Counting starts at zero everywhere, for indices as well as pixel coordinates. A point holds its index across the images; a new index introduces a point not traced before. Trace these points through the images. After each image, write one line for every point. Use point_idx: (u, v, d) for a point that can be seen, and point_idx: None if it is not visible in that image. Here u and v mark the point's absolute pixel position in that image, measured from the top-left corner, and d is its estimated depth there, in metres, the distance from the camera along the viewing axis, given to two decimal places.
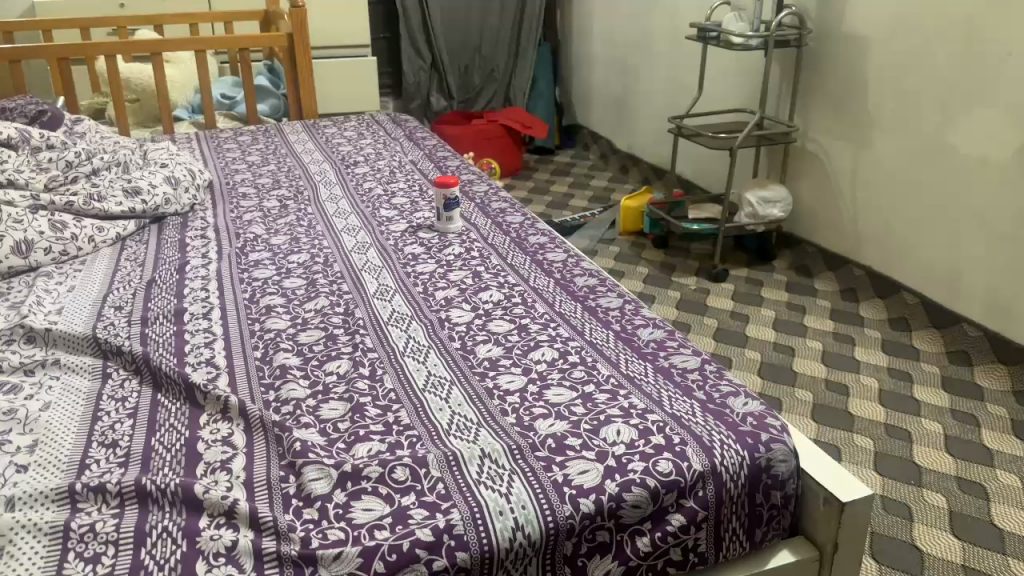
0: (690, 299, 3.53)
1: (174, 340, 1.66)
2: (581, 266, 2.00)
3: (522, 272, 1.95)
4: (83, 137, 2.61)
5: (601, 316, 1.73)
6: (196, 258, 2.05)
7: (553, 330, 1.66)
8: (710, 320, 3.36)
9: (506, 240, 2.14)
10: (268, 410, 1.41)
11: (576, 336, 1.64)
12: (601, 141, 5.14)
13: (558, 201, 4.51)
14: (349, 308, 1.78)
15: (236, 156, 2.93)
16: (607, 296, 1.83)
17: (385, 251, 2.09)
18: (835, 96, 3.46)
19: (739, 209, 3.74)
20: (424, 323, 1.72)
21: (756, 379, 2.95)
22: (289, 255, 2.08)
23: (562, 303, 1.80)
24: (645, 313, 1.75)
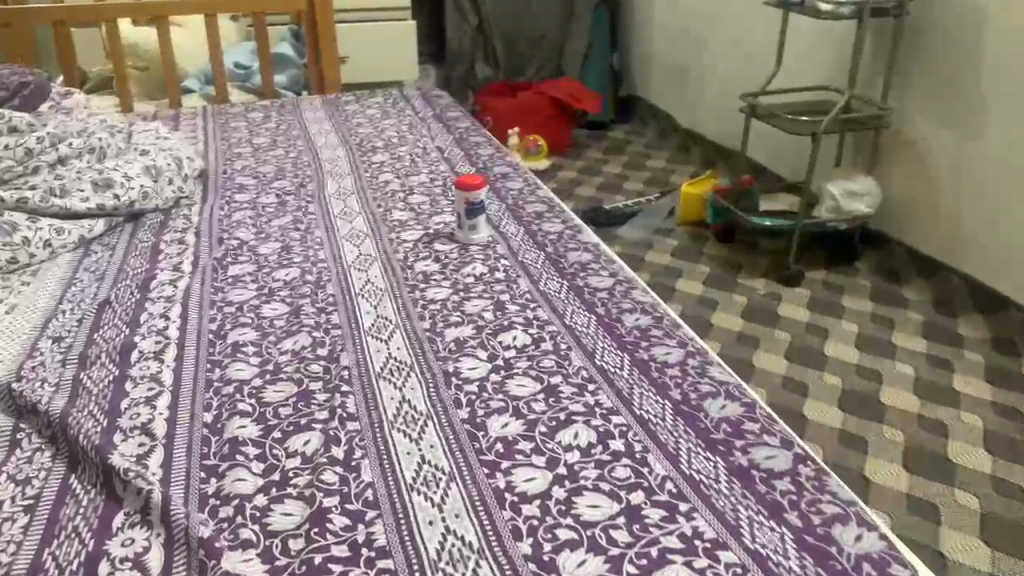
0: (759, 306, 3.07)
1: (112, 391, 1.30)
2: (631, 296, 1.58)
3: (557, 303, 1.55)
4: (64, 115, 2.28)
5: (655, 376, 1.33)
6: (166, 271, 1.70)
7: (591, 400, 1.26)
8: (783, 333, 2.91)
9: (540, 257, 1.74)
10: (203, 517, 1.06)
11: (623, 409, 1.24)
12: (660, 117, 4.65)
13: (611, 184, 4.06)
14: (336, 352, 1.42)
15: (242, 137, 2.57)
16: (664, 343, 1.42)
17: (392, 269, 1.71)
18: (939, 72, 2.91)
19: (818, 203, 3.24)
20: (427, 379, 1.34)
21: (834, 413, 2.50)
22: (276, 269, 1.71)
23: (606, 353, 1.39)
24: (716, 374, 1.33)
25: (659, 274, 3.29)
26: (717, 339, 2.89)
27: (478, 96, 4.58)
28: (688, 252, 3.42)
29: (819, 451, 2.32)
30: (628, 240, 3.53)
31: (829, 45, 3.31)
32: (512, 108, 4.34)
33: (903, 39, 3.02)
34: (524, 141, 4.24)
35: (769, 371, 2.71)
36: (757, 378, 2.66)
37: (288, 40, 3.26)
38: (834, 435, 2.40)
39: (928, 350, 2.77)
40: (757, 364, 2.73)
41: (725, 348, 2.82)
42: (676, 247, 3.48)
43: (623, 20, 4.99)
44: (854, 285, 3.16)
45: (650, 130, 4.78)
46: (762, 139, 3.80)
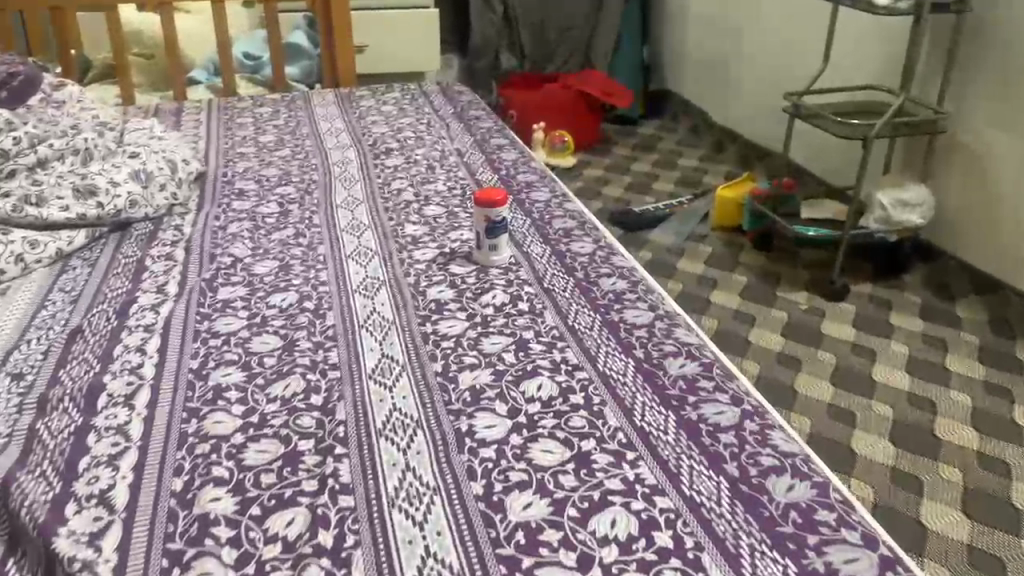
0: (800, 324, 2.94)
1: (60, 390, 1.27)
2: (610, 262, 1.66)
3: (542, 270, 1.62)
4: (56, 108, 2.29)
5: (629, 343, 1.42)
6: (150, 256, 1.69)
7: (558, 358, 1.36)
8: (824, 352, 2.77)
9: (525, 225, 1.82)
10: (170, 536, 1.03)
11: (587, 366, 1.35)
12: (696, 113, 4.65)
13: (642, 183, 4.08)
14: (328, 308, 1.52)
15: (244, 113, 2.67)
16: (623, 308, 1.51)
17: (384, 234, 1.78)
18: (998, 78, 2.80)
19: (866, 211, 3.18)
20: (406, 331, 1.45)
21: (883, 447, 2.33)
22: (274, 231, 1.80)
23: (579, 316, 1.48)
24: (681, 337, 1.43)
25: (695, 288, 3.19)
26: (756, 360, 2.74)
27: (501, 91, 4.57)
28: (723, 260, 3.38)
29: (867, 495, 2.16)
30: (659, 245, 3.51)
31: (871, 41, 3.23)
32: (539, 104, 4.37)
33: (961, 41, 2.92)
34: (550, 135, 4.29)
35: (812, 397, 2.56)
36: (798, 405, 2.51)
37: (300, 30, 3.28)
38: (884, 471, 2.24)
39: (983, 377, 2.62)
40: (798, 390, 2.58)
41: (762, 369, 2.68)
42: (710, 255, 3.43)
43: (654, 11, 4.98)
44: (901, 299, 3.06)
45: (682, 125, 4.78)
46: (801, 138, 3.76)
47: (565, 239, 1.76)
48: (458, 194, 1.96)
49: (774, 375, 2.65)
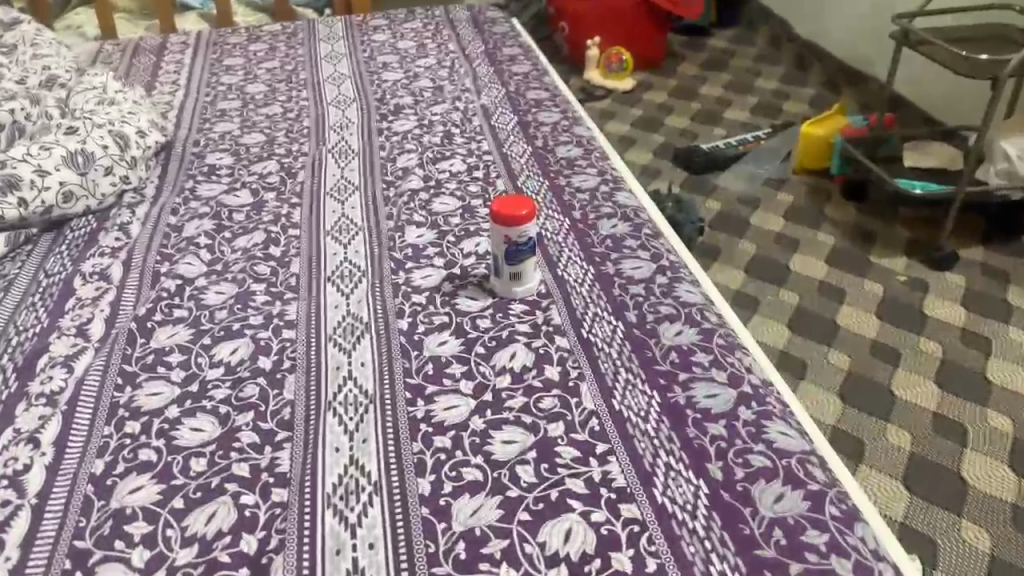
0: (899, 303, 2.46)
1: None
2: (675, 292, 1.21)
3: (580, 305, 1.19)
4: (10, 51, 1.92)
5: (706, 444, 0.96)
6: (80, 268, 1.33)
7: (600, 481, 0.92)
8: (930, 344, 2.30)
9: (563, 224, 1.38)
10: None
11: (639, 493, 0.90)
12: (775, 25, 4.01)
13: (710, 111, 3.53)
14: (285, 367, 1.10)
15: (236, 49, 2.25)
16: (692, 374, 1.07)
17: (379, 242, 1.36)
18: None
19: (987, 161, 2.62)
20: (385, 418, 1.01)
21: (1007, 476, 1.92)
22: (235, 233, 1.40)
23: (635, 399, 1.03)
24: (777, 432, 0.98)
25: (774, 249, 2.72)
26: (847, 350, 2.31)
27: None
28: (805, 213, 2.87)
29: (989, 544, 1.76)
30: (732, 195, 2.99)
31: None
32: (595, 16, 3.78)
33: None
34: (607, 56, 3.72)
35: (915, 403, 2.12)
36: (900, 415, 2.08)
37: None
38: (1005, 510, 1.83)
39: None
40: (899, 393, 2.15)
41: (856, 365, 2.24)
42: (794, 207, 2.91)
43: None
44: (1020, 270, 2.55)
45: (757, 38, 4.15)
46: (906, 64, 3.14)
47: (617, 248, 1.31)
48: (479, 176, 1.53)
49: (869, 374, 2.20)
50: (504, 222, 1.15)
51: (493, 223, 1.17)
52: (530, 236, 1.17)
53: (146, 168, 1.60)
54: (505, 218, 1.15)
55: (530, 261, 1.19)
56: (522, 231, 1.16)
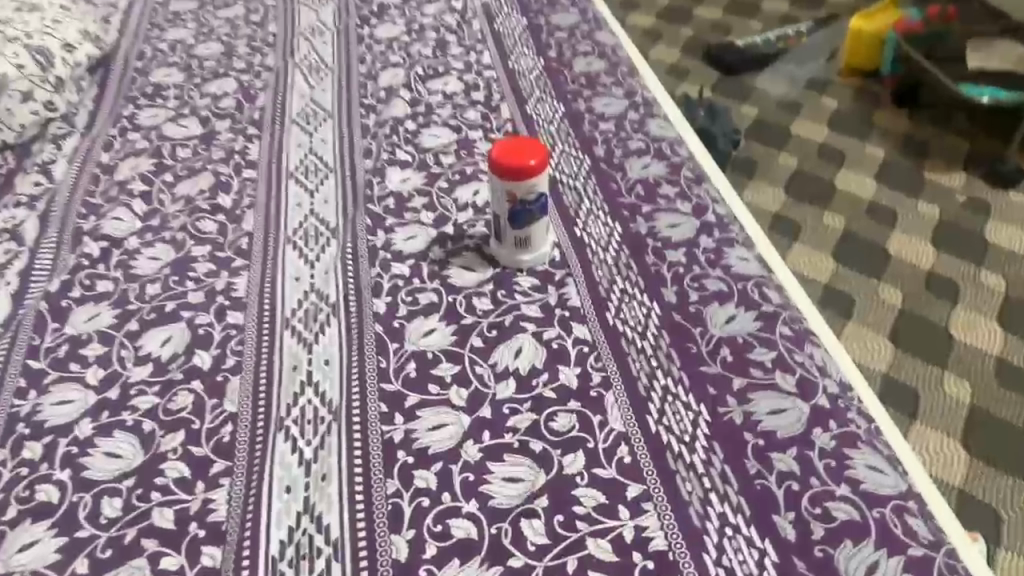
0: (963, 221, 1.96)
1: None
2: (726, 261, 0.96)
3: (605, 279, 0.94)
4: None
5: (771, 488, 0.74)
6: None
7: (632, 543, 0.70)
8: (1000, 277, 1.80)
9: (583, 164, 1.10)
10: None
11: (683, 563, 0.68)
12: None
13: None
14: (227, 367, 0.87)
15: None
16: (749, 380, 0.83)
17: (353, 189, 1.09)
18: None
19: None
20: (353, 445, 0.79)
21: None
22: (178, 176, 1.14)
23: (677, 419, 0.79)
24: (863, 469, 0.75)
25: (810, 154, 2.21)
26: (892, 280, 1.82)
27: None
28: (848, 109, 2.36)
29: None
30: (768, 99, 2.42)
31: None
32: None
33: None
34: None
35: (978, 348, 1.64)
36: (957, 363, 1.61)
37: None
38: None
39: None
40: (957, 335, 1.67)
41: (905, 300, 1.76)
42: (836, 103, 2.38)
43: None
44: None
45: None
46: None
47: (650, 199, 1.04)
48: (479, 98, 1.25)
49: (926, 310, 1.74)
50: (509, 177, 0.88)
51: (495, 178, 0.90)
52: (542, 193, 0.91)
53: (74, 90, 1.31)
54: (510, 172, 0.88)
55: (543, 224, 0.93)
56: (533, 188, 0.89)
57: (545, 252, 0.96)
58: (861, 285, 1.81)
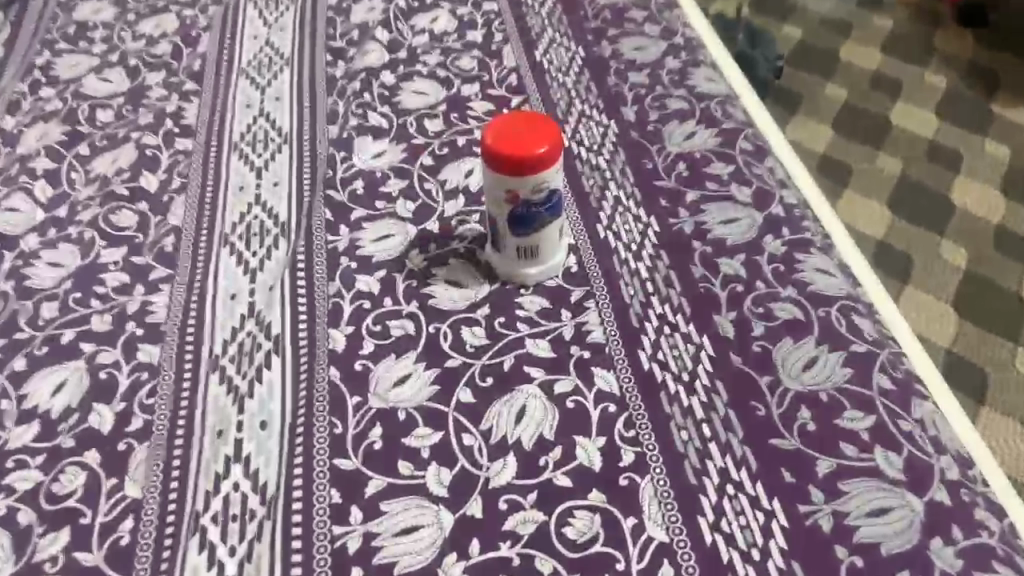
0: None
1: None
2: (801, 274, 0.71)
3: (638, 301, 0.70)
4: None
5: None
6: None
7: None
8: None
9: (608, 132, 0.85)
10: None
11: None
12: None
13: None
14: (132, 430, 0.65)
15: None
16: (840, 462, 0.60)
17: (310, 165, 0.84)
18: None
19: None
20: (290, 555, 0.57)
21: None
22: (95, 149, 0.90)
23: (741, 521, 0.57)
24: None
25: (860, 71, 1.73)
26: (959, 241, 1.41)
27: None
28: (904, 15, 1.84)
29: None
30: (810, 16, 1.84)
31: None
32: None
33: None
34: None
35: None
36: None
37: None
38: None
39: None
40: None
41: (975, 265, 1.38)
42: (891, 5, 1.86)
43: None
44: None
45: None
46: None
47: (696, 183, 0.79)
48: (476, 39, 0.98)
49: (1006, 283, 1.35)
50: (509, 169, 0.64)
51: (488, 170, 0.66)
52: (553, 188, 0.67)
53: None
54: (509, 163, 0.64)
55: (555, 227, 0.70)
56: (541, 183, 0.65)
57: (558, 261, 0.72)
58: (923, 241, 1.42)
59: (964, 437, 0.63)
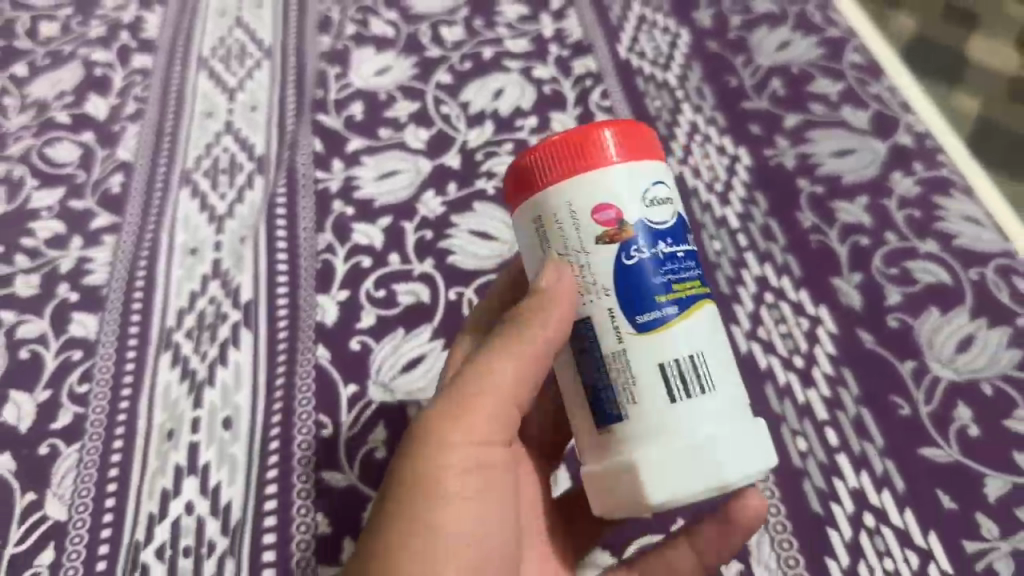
0: None
1: None
2: (944, 223, 0.54)
3: (730, 261, 0.54)
4: None
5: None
6: None
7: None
8: None
9: (678, 42, 0.66)
10: None
11: None
12: None
13: None
14: (59, 428, 0.49)
15: None
16: (1017, 480, 0.44)
17: (296, 82, 0.67)
18: None
19: None
20: None
21: None
22: (34, 69, 0.72)
23: (888, 566, 0.42)
24: None
25: None
26: None
27: None
28: None
29: None
30: None
31: None
32: None
33: None
34: None
35: None
36: None
37: None
38: None
39: None
40: None
41: None
42: None
43: None
44: None
45: None
46: None
47: (796, 105, 0.61)
48: None
49: None
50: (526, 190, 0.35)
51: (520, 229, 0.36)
52: (637, 223, 0.33)
53: None
54: (527, 167, 0.35)
55: (665, 342, 0.33)
56: (597, 197, 0.33)
57: (643, 486, 0.32)
58: None
59: None
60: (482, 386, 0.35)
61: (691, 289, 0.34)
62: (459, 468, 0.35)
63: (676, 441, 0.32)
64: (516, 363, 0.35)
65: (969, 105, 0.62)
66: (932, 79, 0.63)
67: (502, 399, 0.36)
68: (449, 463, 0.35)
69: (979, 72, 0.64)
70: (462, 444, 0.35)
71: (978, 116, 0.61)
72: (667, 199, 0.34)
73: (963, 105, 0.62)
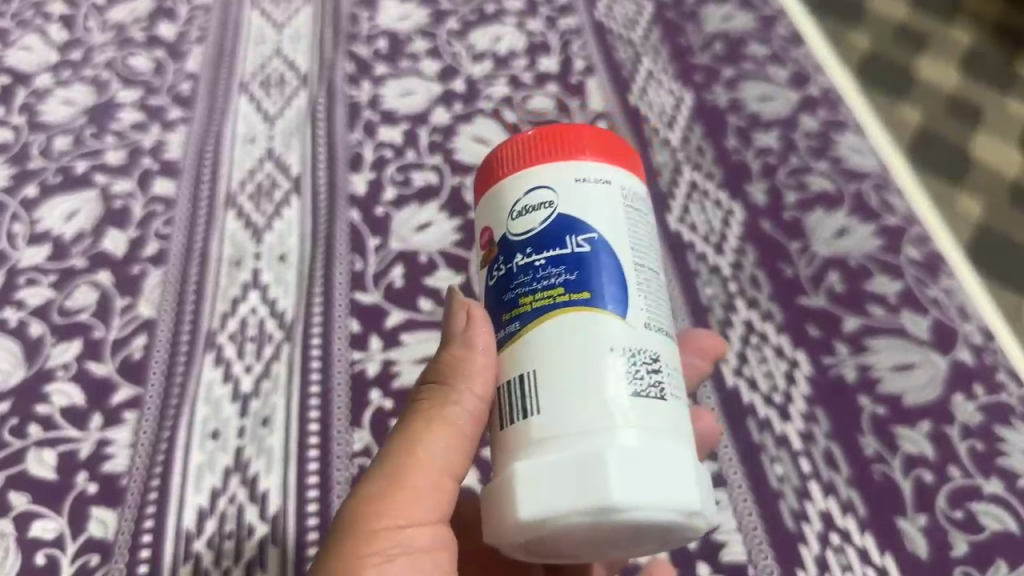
0: None
1: None
2: (835, 151, 0.70)
3: (671, 168, 0.69)
4: None
5: (895, 479, 0.54)
6: None
7: (698, 551, 0.52)
8: None
9: (642, 11, 0.81)
10: None
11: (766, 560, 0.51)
12: None
13: None
14: (148, 256, 0.64)
15: None
16: (866, 320, 0.60)
17: (331, 19, 0.81)
18: None
19: None
20: (309, 373, 0.58)
21: None
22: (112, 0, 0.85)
23: (764, 369, 0.58)
24: (1016, 452, 0.55)
25: None
26: None
27: None
28: None
29: None
30: None
31: None
32: None
33: None
34: None
35: None
36: None
37: None
38: None
39: None
40: None
41: None
42: None
43: None
44: None
45: None
46: None
47: (732, 61, 0.77)
48: None
49: None
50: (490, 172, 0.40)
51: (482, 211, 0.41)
52: (502, 238, 0.38)
53: None
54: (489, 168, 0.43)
55: (510, 358, 0.36)
56: (485, 221, 0.40)
57: (591, 488, 0.32)
58: None
59: (998, 324, 0.62)
60: (406, 478, 0.36)
61: (538, 301, 0.36)
62: (391, 557, 0.36)
63: (582, 448, 0.32)
64: (440, 440, 0.37)
65: (913, 117, 0.78)
66: (882, 94, 0.79)
67: (435, 478, 0.37)
68: (379, 548, 0.36)
69: (927, 87, 0.81)
70: (393, 532, 0.36)
71: (918, 124, 0.77)
72: (537, 204, 0.38)
73: (907, 117, 0.78)
